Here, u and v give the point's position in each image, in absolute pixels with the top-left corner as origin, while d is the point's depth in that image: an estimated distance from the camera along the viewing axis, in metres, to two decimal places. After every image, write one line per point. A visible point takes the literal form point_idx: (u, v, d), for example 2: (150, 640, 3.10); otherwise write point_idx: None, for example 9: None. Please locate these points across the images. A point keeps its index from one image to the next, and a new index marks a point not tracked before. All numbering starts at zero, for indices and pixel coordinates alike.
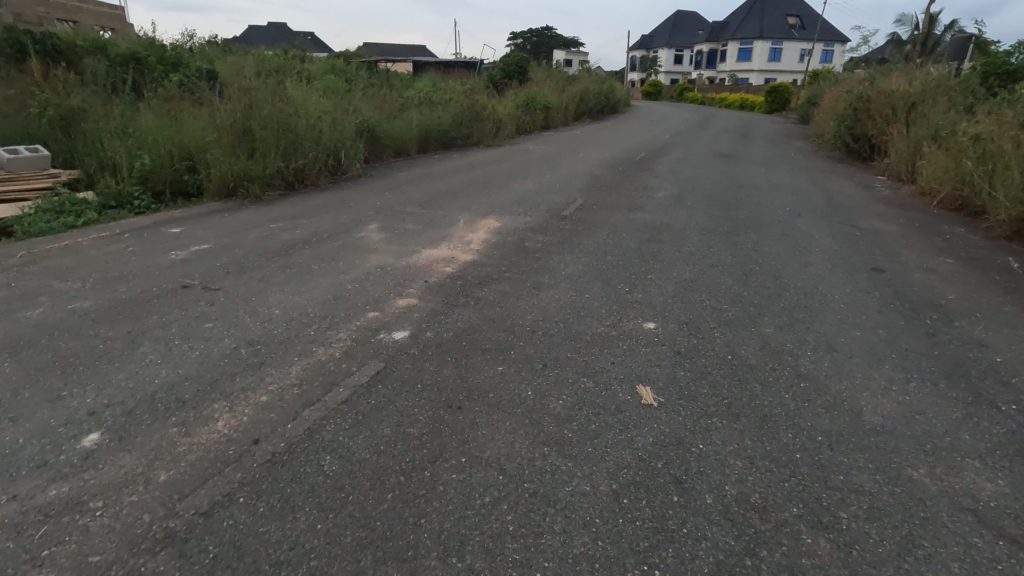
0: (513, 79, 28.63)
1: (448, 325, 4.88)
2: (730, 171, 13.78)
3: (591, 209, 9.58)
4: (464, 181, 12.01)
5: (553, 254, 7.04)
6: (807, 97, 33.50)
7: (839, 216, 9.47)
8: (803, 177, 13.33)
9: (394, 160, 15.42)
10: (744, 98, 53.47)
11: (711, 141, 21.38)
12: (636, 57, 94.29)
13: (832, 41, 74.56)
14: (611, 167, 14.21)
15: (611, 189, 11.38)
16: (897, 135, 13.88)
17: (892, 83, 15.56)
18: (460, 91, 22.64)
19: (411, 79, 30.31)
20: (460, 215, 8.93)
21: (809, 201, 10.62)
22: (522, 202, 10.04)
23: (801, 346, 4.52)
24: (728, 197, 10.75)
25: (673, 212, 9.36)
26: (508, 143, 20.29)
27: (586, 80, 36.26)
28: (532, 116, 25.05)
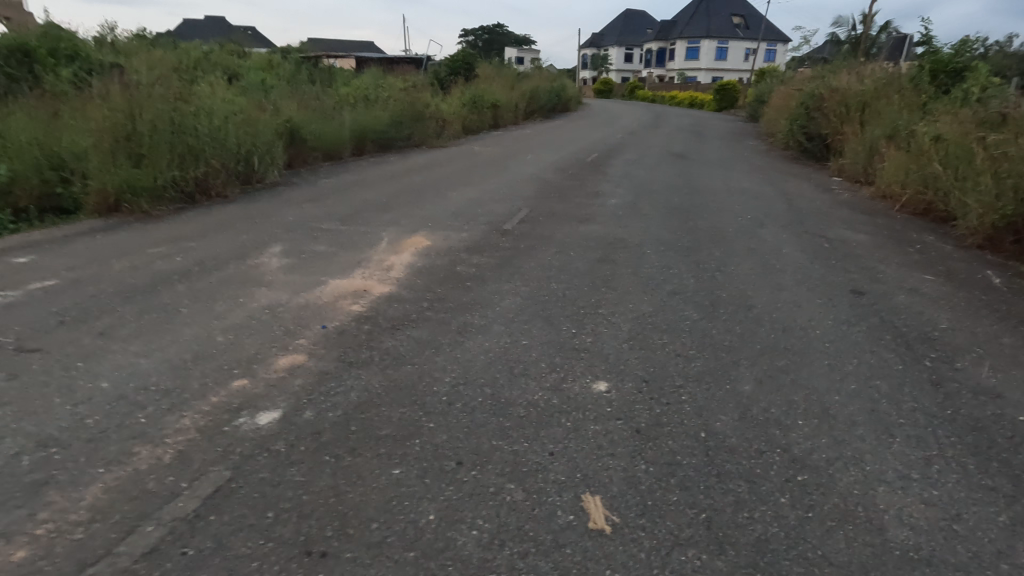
0: (460, 76, 27.33)
1: (339, 396, 3.70)
2: (685, 174, 13.02)
3: (536, 221, 8.54)
4: (397, 189, 10.76)
5: (488, 282, 5.94)
6: (755, 96, 33.54)
7: (802, 224, 8.78)
8: (759, 179, 12.72)
9: (324, 164, 13.97)
10: (694, 96, 53.83)
11: (664, 140, 20.74)
12: (588, 55, 94.30)
13: (775, 41, 76.35)
14: (560, 171, 13.22)
15: (558, 196, 10.38)
16: (852, 135, 13.43)
17: (844, 82, 15.16)
18: (401, 88, 21.23)
19: (353, 76, 28.65)
20: (385, 232, 7.72)
21: (769, 207, 9.91)
22: (460, 213, 8.89)
23: (789, 411, 3.57)
24: (685, 203, 9.90)
25: (626, 222, 8.43)
26: (453, 144, 19.07)
27: (537, 78, 35.37)
28: (480, 116, 23.88)
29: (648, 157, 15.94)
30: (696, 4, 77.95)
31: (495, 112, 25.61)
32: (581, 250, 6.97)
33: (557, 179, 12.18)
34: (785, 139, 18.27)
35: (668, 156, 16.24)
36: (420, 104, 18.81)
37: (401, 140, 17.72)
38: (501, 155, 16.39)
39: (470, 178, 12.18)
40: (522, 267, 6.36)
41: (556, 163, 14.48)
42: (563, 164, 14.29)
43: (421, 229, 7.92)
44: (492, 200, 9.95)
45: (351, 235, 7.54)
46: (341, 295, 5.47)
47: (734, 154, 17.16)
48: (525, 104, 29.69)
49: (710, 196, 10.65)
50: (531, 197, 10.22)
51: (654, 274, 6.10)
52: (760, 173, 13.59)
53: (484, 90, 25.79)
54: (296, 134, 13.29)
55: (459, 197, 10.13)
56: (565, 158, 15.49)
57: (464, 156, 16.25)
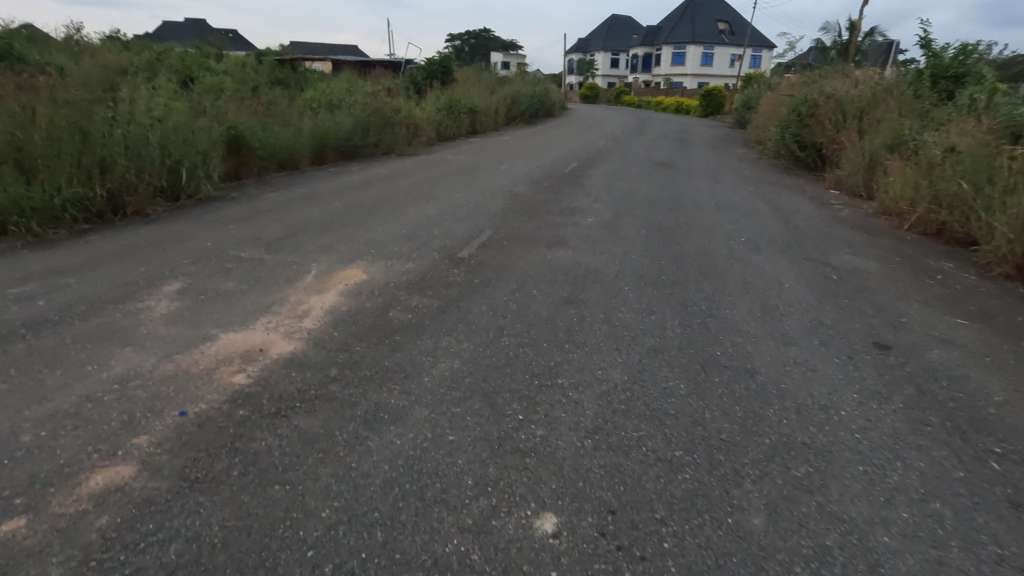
0: (436, 79, 26.13)
1: (153, 550, 2.48)
2: (670, 186, 11.95)
3: (498, 245, 7.39)
4: (347, 205, 9.55)
5: (423, 333, 4.73)
6: (742, 102, 32.72)
7: (801, 248, 7.72)
8: (750, 192, 11.68)
9: (276, 175, 12.71)
10: (680, 102, 53.14)
11: (649, 148, 19.71)
12: (574, 60, 93.65)
13: (761, 47, 76.14)
14: (534, 183, 12.08)
15: (527, 213, 9.24)
16: (850, 144, 12.46)
17: (838, 88, 14.19)
18: (370, 91, 19.97)
19: (324, 79, 27.32)
20: (315, 262, 6.51)
21: (762, 227, 8.85)
22: (411, 236, 7.71)
23: (818, 570, 2.45)
24: (670, 222, 8.79)
25: (601, 247, 7.30)
26: (424, 151, 17.87)
27: (518, 83, 34.36)
28: (456, 122, 22.70)
29: (631, 166, 14.87)
30: (681, 9, 77.62)
31: (473, 118, 24.46)
32: (544, 286, 5.82)
33: (529, 192, 11.04)
34: (775, 148, 17.28)
35: (651, 165, 15.17)
36: (388, 109, 17.60)
37: (367, 148, 16.49)
38: (474, 164, 15.20)
39: (434, 192, 10.98)
40: (470, 310, 5.20)
41: (531, 174, 13.35)
42: (538, 175, 13.16)
43: (361, 258, 6.72)
44: (452, 218, 8.78)
45: (274, 265, 6.34)
46: (229, 356, 4.25)
47: (723, 163, 16.12)
48: (505, 109, 28.58)
49: (698, 212, 9.57)
50: (496, 215, 9.06)
51: (630, 320, 4.96)
52: (750, 185, 12.56)
53: (461, 94, 24.63)
54: (242, 142, 11.99)
55: (415, 215, 8.93)
56: (541, 168, 14.36)
57: (433, 165, 15.02)
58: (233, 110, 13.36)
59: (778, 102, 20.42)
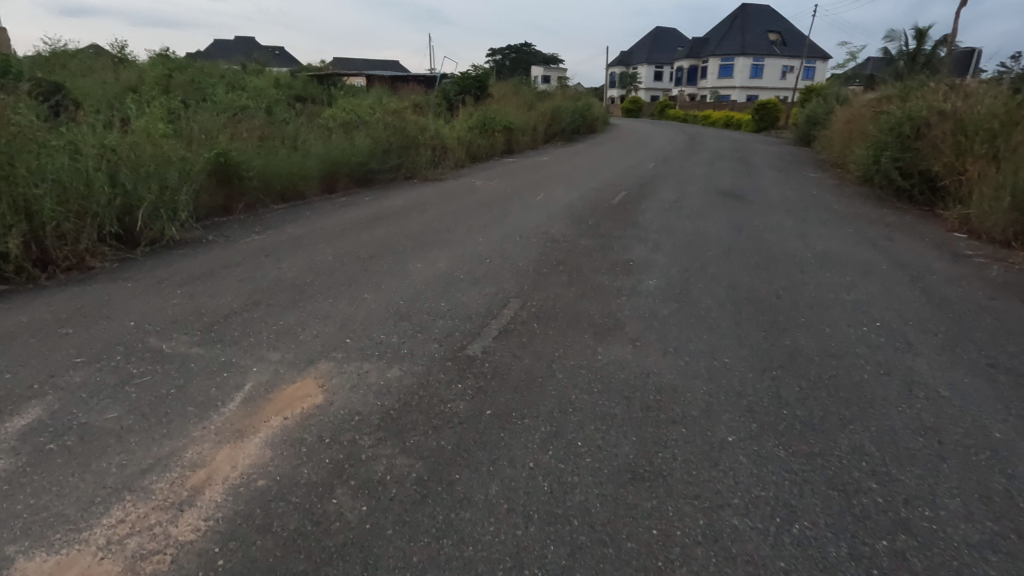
0: (469, 95, 24.24)
1: None
2: (747, 227, 9.62)
3: (525, 329, 5.27)
4: (341, 254, 7.61)
5: (381, 560, 2.63)
6: (805, 117, 29.71)
7: (968, 337, 5.31)
8: (850, 237, 9.23)
9: (275, 209, 10.97)
10: (730, 116, 50.06)
11: (707, 171, 17.28)
12: (616, 73, 91.32)
13: (816, 58, 72.05)
14: (575, 222, 9.94)
15: (567, 272, 7.10)
16: (985, 177, 9.81)
17: (957, 103, 11.49)
18: (395, 108, 18.27)
19: (352, 95, 25.93)
20: (264, 362, 4.53)
21: (891, 295, 6.45)
22: (410, 311, 5.68)
23: None
24: (761, 289, 6.46)
25: (674, 337, 5.10)
26: (451, 175, 16.00)
27: (559, 97, 32.33)
28: (488, 141, 20.76)
29: (691, 197, 12.54)
30: (730, 20, 74.39)
31: (507, 137, 22.52)
32: (597, 426, 3.66)
33: (570, 237, 8.89)
34: (865, 173, 14.56)
35: (716, 195, 12.77)
36: (411, 129, 15.75)
37: (386, 172, 14.67)
38: (507, 193, 13.14)
39: (452, 234, 8.95)
40: (471, 495, 3.06)
41: (573, 207, 11.19)
42: (582, 209, 11.01)
43: (330, 353, 4.73)
44: (470, 279, 6.71)
45: (197, 371, 4.35)
46: None
47: (801, 193, 13.57)
48: (543, 126, 26.55)
49: (796, 271, 7.20)
50: (527, 274, 6.94)
51: (755, 542, 2.76)
52: (847, 225, 10.09)
53: (495, 111, 22.69)
54: (232, 172, 10.27)
55: (423, 274, 6.89)
56: (584, 199, 12.20)
57: (459, 193, 13.02)
58: (232, 134, 11.74)
59: (860, 118, 17.60)
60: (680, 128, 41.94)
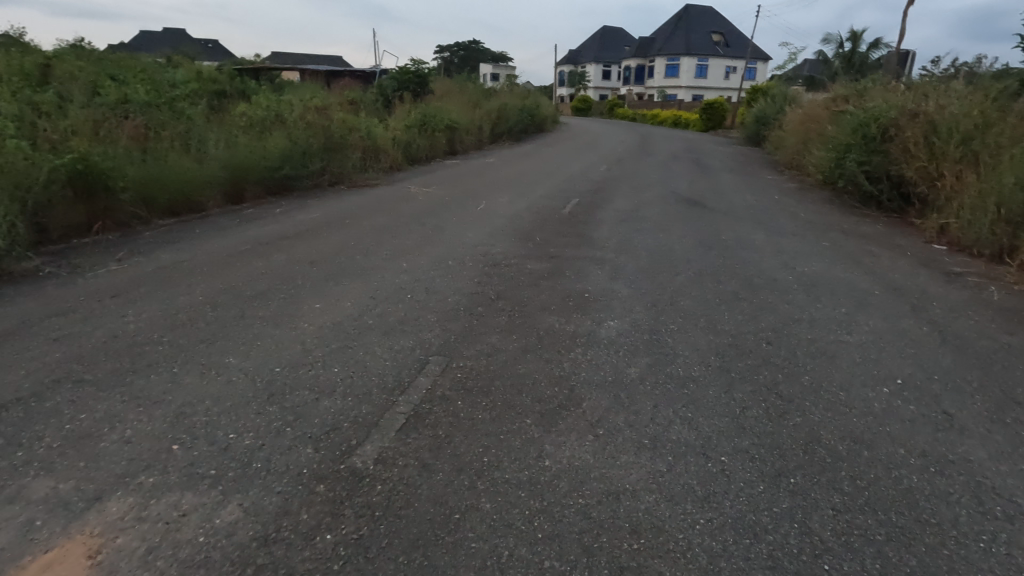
0: (408, 91, 22.33)
1: None
2: (716, 242, 8.46)
3: (446, 412, 3.80)
4: (218, 292, 5.90)
5: None
6: (753, 117, 29.45)
7: (1012, 395, 4.21)
8: (828, 253, 8.23)
9: (162, 226, 9.05)
10: (678, 115, 50.03)
11: (661, 175, 16.26)
12: (565, 72, 90.77)
13: (758, 58, 73.68)
14: (522, 239, 8.52)
15: (510, 310, 5.67)
16: (965, 184, 9.03)
17: (925, 103, 10.78)
18: (322, 104, 16.38)
19: (279, 89, 23.64)
20: (26, 502, 2.87)
21: (900, 333, 5.34)
22: (288, 385, 4.09)
23: None
24: (746, 331, 5.22)
25: (651, 418, 3.74)
26: (384, 180, 14.32)
27: (505, 94, 30.92)
28: (429, 142, 19.09)
29: (649, 205, 11.36)
30: (675, 20, 75.06)
31: (450, 137, 20.89)
32: None
33: (515, 259, 7.47)
34: (827, 177, 13.82)
35: (676, 203, 11.66)
36: (337, 129, 13.93)
37: (308, 178, 12.83)
38: (446, 201, 11.59)
39: (371, 258, 7.35)
40: None
41: (519, 220, 9.79)
42: (530, 223, 9.64)
43: (141, 475, 3.09)
44: (383, 327, 5.17)
45: None
46: None
47: (763, 199, 12.65)
48: (489, 125, 25.02)
49: (782, 303, 6.04)
50: (458, 317, 5.46)
51: None
52: (821, 238, 9.12)
53: (436, 108, 20.98)
54: (98, 182, 8.30)
55: (322, 319, 5.29)
56: (531, 209, 10.83)
57: (390, 202, 11.37)
58: (106, 135, 9.69)
59: (815, 118, 17.01)
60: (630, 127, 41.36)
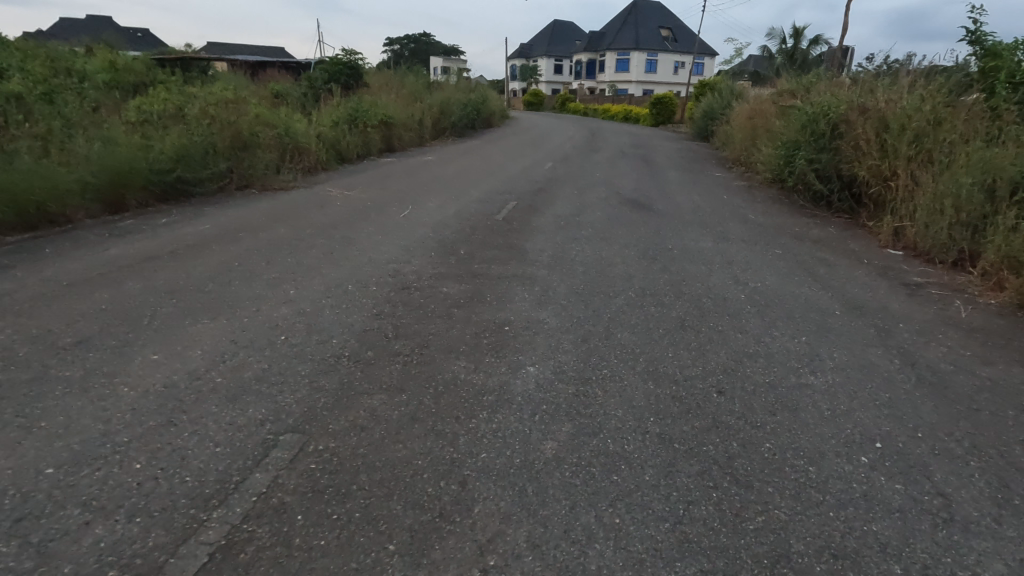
0: (339, 84, 20.73)
1: None
2: (661, 253, 7.60)
3: (280, 536, 2.67)
4: (28, 340, 4.56)
5: None
6: (702, 112, 29.15)
7: (1008, 457, 3.43)
8: (781, 262, 7.49)
9: (5, 244, 7.49)
10: (629, 110, 49.79)
11: (608, 173, 15.44)
12: (517, 66, 89.74)
13: (705, 54, 74.55)
14: (443, 253, 7.41)
15: (408, 354, 4.57)
16: (920, 184, 8.47)
17: (875, 99, 10.23)
18: (235, 98, 14.75)
19: (197, 81, 21.60)
20: None
21: (867, 368, 4.54)
22: (58, 497, 2.87)
23: None
24: (692, 374, 4.30)
25: (564, 529, 2.73)
26: (304, 182, 12.91)
27: (449, 87, 29.60)
28: (361, 140, 17.66)
29: (592, 209, 10.46)
30: (624, 14, 75.11)
31: (386, 133, 19.50)
32: None
33: (429, 280, 6.36)
34: (776, 175, 13.25)
35: (620, 206, 10.80)
36: (247, 125, 12.43)
37: (212, 181, 11.33)
38: (367, 207, 10.32)
39: (254, 283, 6.10)
40: None
41: (445, 229, 8.67)
42: (457, 232, 8.55)
43: None
44: (234, 386, 3.99)
45: None
46: None
47: (711, 199, 11.96)
48: (431, 121, 23.70)
49: (732, 331, 5.17)
50: (339, 367, 4.32)
51: None
52: (771, 244, 8.42)
53: (370, 103, 19.51)
54: None
55: (154, 377, 4.06)
56: (462, 215, 9.72)
57: (302, 209, 10.02)
58: None
59: (762, 114, 16.51)
60: (581, 121, 40.72)
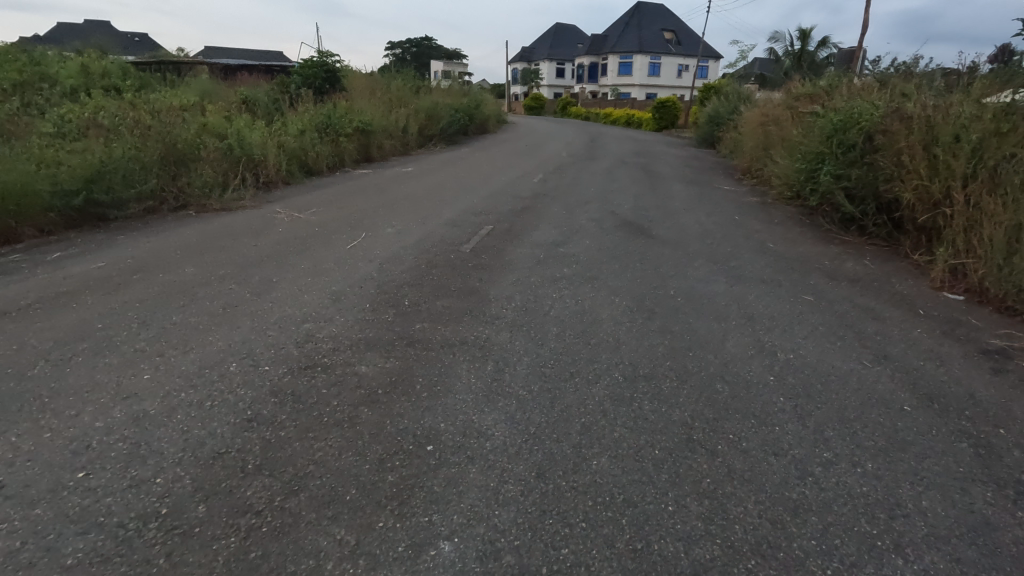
0: (314, 88, 19.18)
1: None
2: (658, 304, 5.98)
3: None
4: None
5: None
6: (707, 117, 27.51)
7: None
8: (812, 315, 5.86)
9: None
10: (631, 114, 48.16)
11: (603, 188, 13.81)
12: (518, 69, 88.30)
13: (710, 56, 72.89)
14: (380, 307, 5.79)
15: (265, 508, 2.95)
16: (986, 212, 6.79)
17: (918, 105, 8.56)
18: (185, 104, 13.22)
19: (163, 85, 20.09)
20: None
21: (980, 535, 2.90)
22: None
23: None
24: (697, 558, 2.69)
25: None
26: (254, 200, 11.35)
27: (440, 92, 28.06)
28: (333, 150, 16.11)
29: (579, 236, 8.85)
30: (626, 17, 73.58)
31: (362, 142, 17.93)
32: None
33: (348, 353, 4.74)
34: (796, 191, 11.58)
35: (613, 232, 9.16)
36: (188, 136, 10.89)
37: (139, 202, 9.79)
38: (312, 235, 8.72)
39: (105, 359, 4.50)
40: None
41: (394, 268, 7.06)
42: (409, 272, 6.94)
43: None
44: None
45: None
46: None
47: (718, 222, 10.34)
48: (417, 129, 22.12)
49: (760, 451, 3.53)
50: (138, 544, 2.69)
51: None
52: (795, 287, 6.78)
53: (345, 109, 17.94)
54: None
55: None
56: (423, 246, 8.12)
57: (233, 237, 8.42)
58: None
59: (776, 122, 14.87)
60: (580, 127, 39.14)
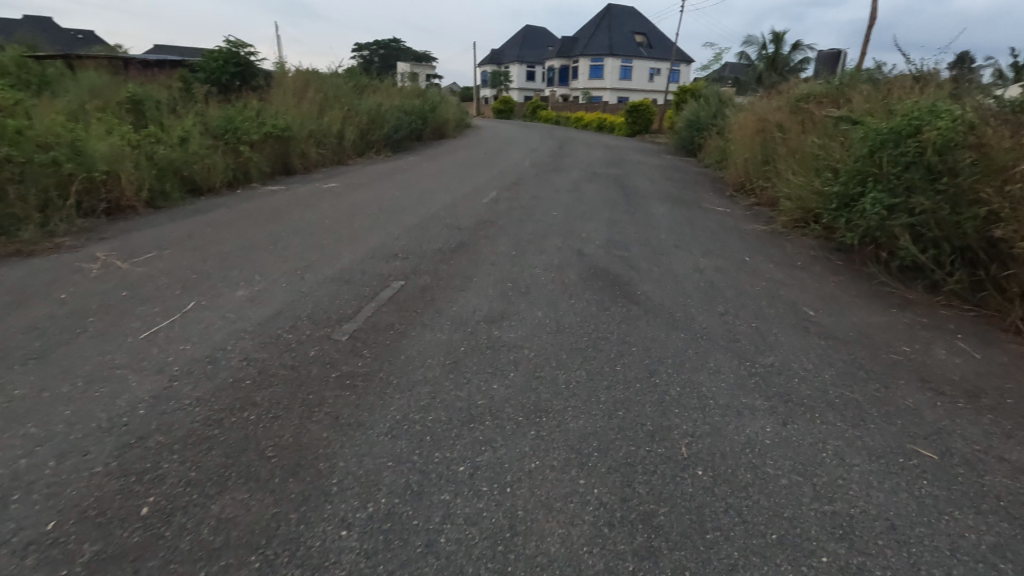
0: (220, 85, 15.83)
1: None
2: (664, 497, 3.05)
3: None
4: None
5: None
6: (686, 121, 24.99)
7: None
8: (963, 513, 3.01)
9: None
10: (602, 118, 45.75)
11: (569, 211, 10.90)
12: (486, 71, 85.44)
13: (681, 59, 71.26)
14: (83, 533, 2.71)
15: None
16: None
17: None
18: (9, 104, 9.85)
19: (35, 81, 16.43)
20: None
21: None
22: None
23: None
24: None
25: None
26: (79, 237, 8.09)
27: (389, 94, 24.91)
28: (233, 162, 12.88)
29: (527, 301, 5.90)
30: (597, 18, 71.40)
31: (278, 151, 14.71)
32: None
33: None
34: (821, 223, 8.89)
35: (579, 292, 6.25)
36: None
37: None
38: (108, 305, 5.54)
39: None
40: None
41: (191, 391, 3.99)
42: (215, 400, 3.87)
43: None
44: None
45: None
46: None
47: (723, 267, 7.52)
48: (354, 134, 18.90)
49: None
50: None
51: None
52: (889, 417, 3.95)
53: (256, 111, 14.67)
54: None
55: None
56: (274, 330, 5.04)
57: None
58: None
59: (779, 128, 12.17)
60: (549, 131, 36.36)
